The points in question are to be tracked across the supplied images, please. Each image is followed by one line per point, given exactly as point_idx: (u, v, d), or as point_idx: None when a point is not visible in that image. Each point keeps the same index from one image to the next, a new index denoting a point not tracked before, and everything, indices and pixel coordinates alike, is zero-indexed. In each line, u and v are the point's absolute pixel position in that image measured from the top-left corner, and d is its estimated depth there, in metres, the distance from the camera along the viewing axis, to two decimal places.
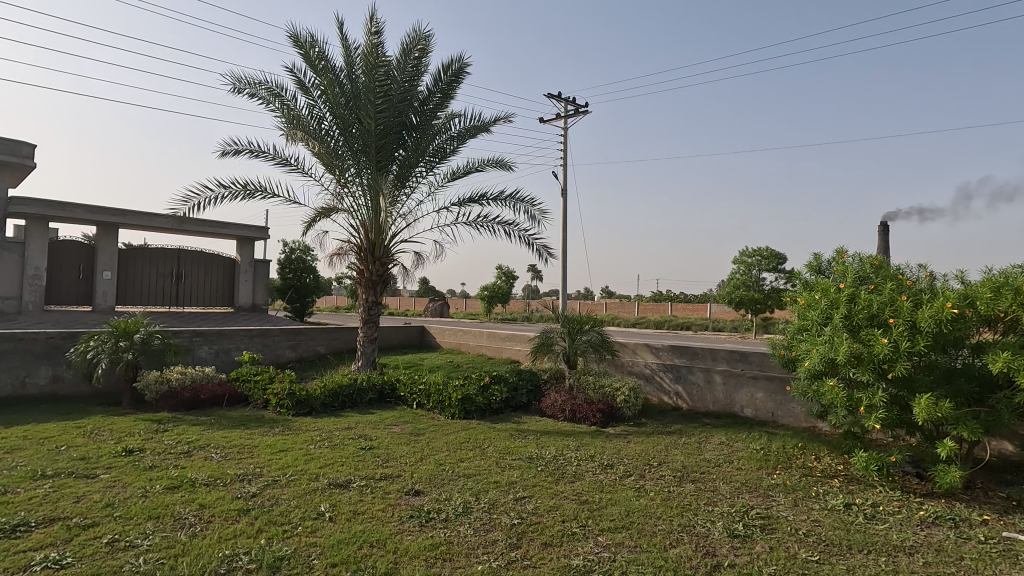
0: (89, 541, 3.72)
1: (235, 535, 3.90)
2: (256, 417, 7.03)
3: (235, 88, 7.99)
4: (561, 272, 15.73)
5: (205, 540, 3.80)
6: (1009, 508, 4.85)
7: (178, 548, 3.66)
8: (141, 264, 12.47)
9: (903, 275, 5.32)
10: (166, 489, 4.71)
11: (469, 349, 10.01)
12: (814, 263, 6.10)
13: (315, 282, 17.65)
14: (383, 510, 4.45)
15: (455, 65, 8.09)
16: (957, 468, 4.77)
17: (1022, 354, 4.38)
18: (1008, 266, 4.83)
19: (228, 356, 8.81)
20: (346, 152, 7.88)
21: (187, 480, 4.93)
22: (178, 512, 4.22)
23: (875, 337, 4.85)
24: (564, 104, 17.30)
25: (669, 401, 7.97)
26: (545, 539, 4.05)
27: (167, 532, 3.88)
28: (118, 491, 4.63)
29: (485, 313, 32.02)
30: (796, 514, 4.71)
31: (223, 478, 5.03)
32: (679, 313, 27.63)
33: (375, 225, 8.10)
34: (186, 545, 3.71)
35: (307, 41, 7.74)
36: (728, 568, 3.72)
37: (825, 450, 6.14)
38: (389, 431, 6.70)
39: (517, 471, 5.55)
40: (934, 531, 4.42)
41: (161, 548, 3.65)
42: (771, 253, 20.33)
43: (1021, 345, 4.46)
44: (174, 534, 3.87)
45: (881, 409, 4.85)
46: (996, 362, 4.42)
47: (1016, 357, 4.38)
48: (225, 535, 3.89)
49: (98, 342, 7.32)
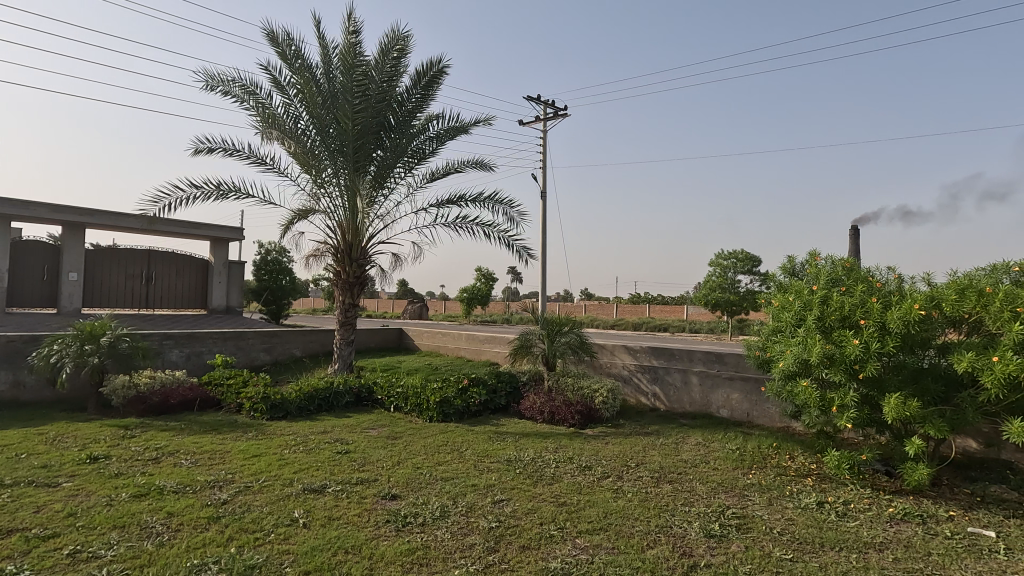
0: (50, 552, 3.59)
1: (204, 543, 3.81)
2: (229, 421, 6.90)
3: (207, 85, 7.82)
4: (540, 274, 15.72)
5: (172, 549, 3.71)
6: (974, 504, 5.01)
7: (144, 558, 3.56)
8: (109, 265, 12.13)
9: (873, 277, 5.48)
10: (133, 497, 4.58)
11: (447, 350, 9.94)
12: (788, 266, 6.26)
13: (291, 284, 17.37)
14: (359, 515, 4.39)
15: (434, 66, 8.02)
16: (924, 465, 4.91)
17: (984, 354, 4.53)
18: (972, 270, 5.01)
19: (200, 359, 8.59)
20: (323, 153, 7.75)
21: (154, 487, 4.80)
22: (145, 521, 4.10)
23: (847, 338, 5.00)
24: (543, 108, 17.33)
25: (647, 402, 8.01)
26: (523, 542, 4.04)
27: (132, 542, 3.77)
28: (81, 500, 4.48)
29: (463, 316, 31.90)
30: (771, 513, 4.78)
31: (193, 485, 4.90)
32: (656, 312, 27.96)
33: (352, 226, 7.96)
34: (152, 555, 3.61)
35: (282, 39, 7.59)
36: (704, 568, 3.76)
37: (798, 450, 6.26)
38: (366, 434, 6.63)
39: (495, 473, 5.53)
40: (903, 528, 4.54)
41: (127, 559, 3.55)
42: (746, 256, 20.69)
43: (983, 347, 4.61)
44: (140, 544, 3.76)
45: (853, 409, 4.99)
46: (961, 362, 4.56)
47: (979, 357, 4.53)
48: (194, 543, 3.79)
49: (63, 345, 7.11)
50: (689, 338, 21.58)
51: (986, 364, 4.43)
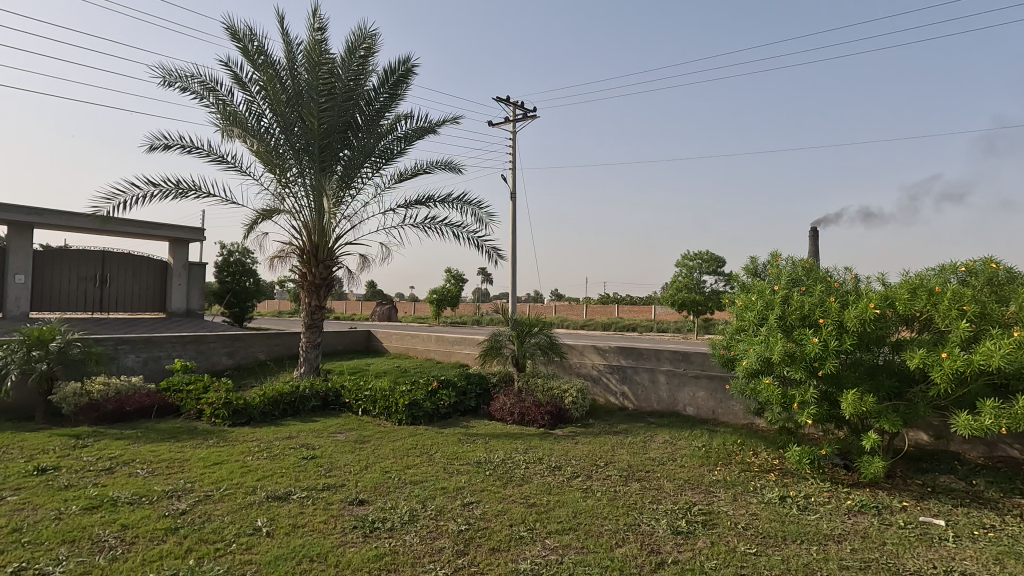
0: None
1: (161, 556, 3.68)
2: (189, 428, 6.68)
3: (164, 80, 7.56)
4: (510, 275, 15.71)
5: (126, 563, 3.56)
6: (925, 494, 5.22)
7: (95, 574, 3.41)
8: (59, 268, 11.63)
9: (831, 277, 5.66)
10: (84, 510, 4.38)
11: (416, 352, 9.86)
12: (750, 267, 6.41)
13: (254, 286, 16.94)
14: (324, 522, 4.30)
15: (402, 65, 7.95)
16: (880, 458, 5.09)
17: (934, 351, 4.70)
18: (923, 270, 5.21)
19: (158, 365, 8.29)
20: (287, 152, 7.57)
21: (108, 499, 4.60)
22: (97, 534, 3.93)
23: (807, 337, 5.14)
24: (512, 109, 17.23)
25: (615, 401, 8.10)
26: (492, 545, 4.02)
27: (83, 557, 3.60)
28: (28, 514, 4.27)
29: (432, 317, 31.72)
30: (735, 508, 4.89)
31: (150, 495, 4.72)
32: (625, 310, 28.28)
33: (318, 226, 7.81)
34: (105, 570, 3.46)
35: (244, 34, 7.39)
36: (671, 565, 3.81)
37: (762, 445, 6.42)
38: (333, 438, 6.51)
39: (465, 476, 5.50)
40: (860, 519, 4.70)
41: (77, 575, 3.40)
42: (711, 257, 21.10)
43: (934, 344, 4.78)
44: (92, 558, 3.60)
45: (813, 405, 5.14)
46: (912, 358, 4.72)
47: (929, 354, 4.70)
48: (150, 556, 3.66)
49: (8, 351, 6.76)
50: (658, 338, 21.86)
51: (936, 360, 4.60)
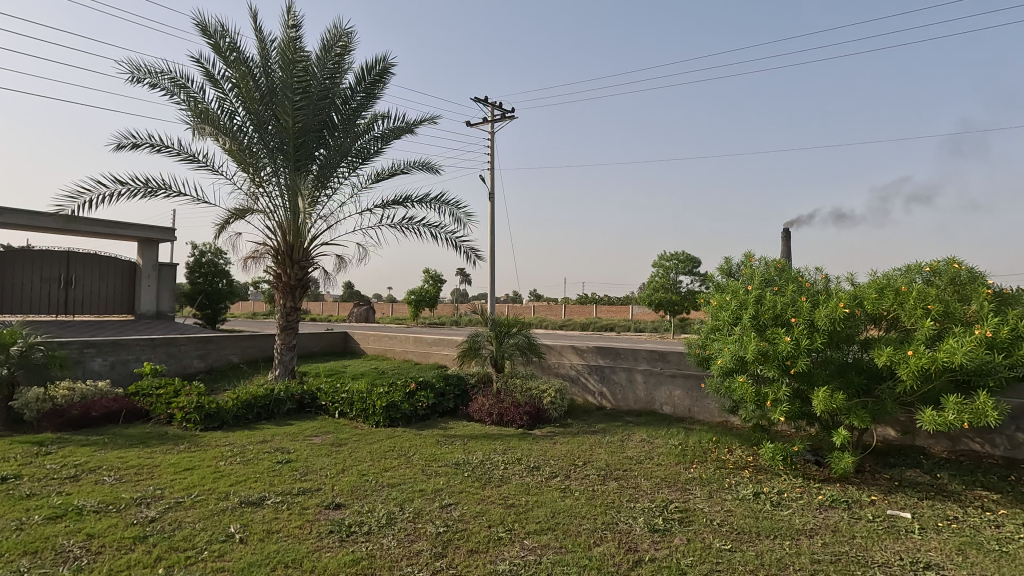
0: None
1: (129, 565, 3.57)
2: (159, 433, 6.51)
3: (132, 76, 7.36)
4: (488, 276, 15.66)
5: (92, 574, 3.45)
6: (893, 488, 5.36)
7: None
8: (20, 269, 11.31)
9: (802, 277, 5.78)
10: (47, 519, 4.23)
11: (394, 353, 9.77)
12: (725, 267, 6.50)
13: (228, 287, 16.58)
14: (300, 527, 4.23)
15: (379, 64, 7.87)
16: (850, 453, 5.21)
17: (901, 349, 4.82)
18: (891, 270, 5.35)
19: (125, 368, 8.06)
20: (260, 151, 7.43)
21: (73, 507, 4.45)
22: (60, 545, 3.79)
23: (778, 336, 5.22)
24: (489, 109, 17.15)
25: (593, 401, 8.15)
26: (471, 546, 4.00)
27: (46, 568, 3.48)
28: None
29: (410, 317, 31.58)
30: (711, 505, 4.95)
31: (117, 503, 4.58)
32: (603, 309, 28.50)
33: (293, 226, 7.69)
34: None
35: (215, 31, 7.23)
36: (648, 563, 3.83)
37: (736, 443, 6.52)
38: (308, 442, 6.40)
39: (443, 478, 5.45)
40: (831, 514, 4.80)
41: None
42: (686, 257, 21.36)
43: (901, 341, 4.90)
44: (56, 569, 3.48)
45: (785, 403, 5.24)
46: (880, 355, 4.84)
47: (896, 351, 4.82)
48: (117, 566, 3.55)
49: None
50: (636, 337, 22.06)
51: (903, 357, 4.72)
